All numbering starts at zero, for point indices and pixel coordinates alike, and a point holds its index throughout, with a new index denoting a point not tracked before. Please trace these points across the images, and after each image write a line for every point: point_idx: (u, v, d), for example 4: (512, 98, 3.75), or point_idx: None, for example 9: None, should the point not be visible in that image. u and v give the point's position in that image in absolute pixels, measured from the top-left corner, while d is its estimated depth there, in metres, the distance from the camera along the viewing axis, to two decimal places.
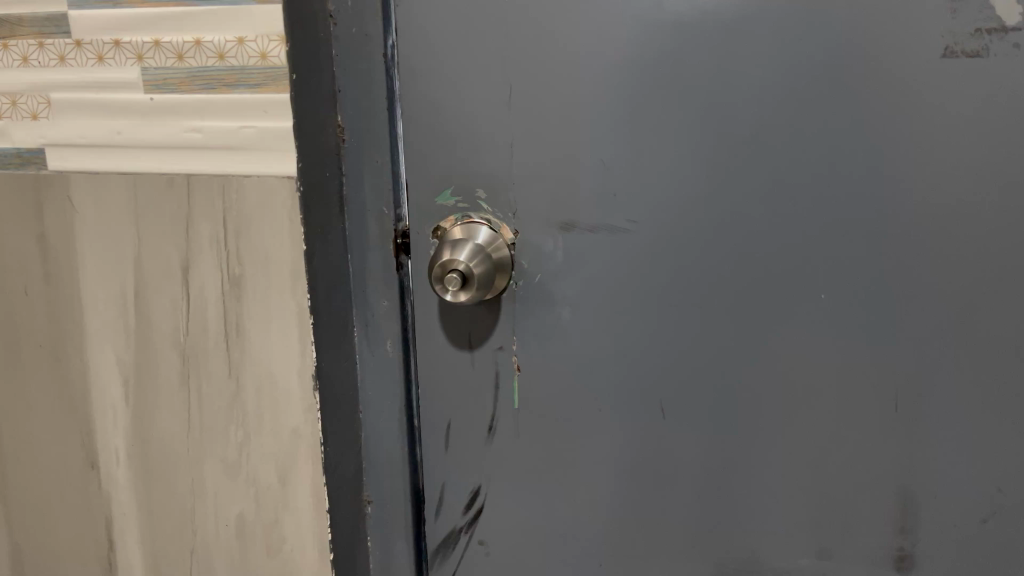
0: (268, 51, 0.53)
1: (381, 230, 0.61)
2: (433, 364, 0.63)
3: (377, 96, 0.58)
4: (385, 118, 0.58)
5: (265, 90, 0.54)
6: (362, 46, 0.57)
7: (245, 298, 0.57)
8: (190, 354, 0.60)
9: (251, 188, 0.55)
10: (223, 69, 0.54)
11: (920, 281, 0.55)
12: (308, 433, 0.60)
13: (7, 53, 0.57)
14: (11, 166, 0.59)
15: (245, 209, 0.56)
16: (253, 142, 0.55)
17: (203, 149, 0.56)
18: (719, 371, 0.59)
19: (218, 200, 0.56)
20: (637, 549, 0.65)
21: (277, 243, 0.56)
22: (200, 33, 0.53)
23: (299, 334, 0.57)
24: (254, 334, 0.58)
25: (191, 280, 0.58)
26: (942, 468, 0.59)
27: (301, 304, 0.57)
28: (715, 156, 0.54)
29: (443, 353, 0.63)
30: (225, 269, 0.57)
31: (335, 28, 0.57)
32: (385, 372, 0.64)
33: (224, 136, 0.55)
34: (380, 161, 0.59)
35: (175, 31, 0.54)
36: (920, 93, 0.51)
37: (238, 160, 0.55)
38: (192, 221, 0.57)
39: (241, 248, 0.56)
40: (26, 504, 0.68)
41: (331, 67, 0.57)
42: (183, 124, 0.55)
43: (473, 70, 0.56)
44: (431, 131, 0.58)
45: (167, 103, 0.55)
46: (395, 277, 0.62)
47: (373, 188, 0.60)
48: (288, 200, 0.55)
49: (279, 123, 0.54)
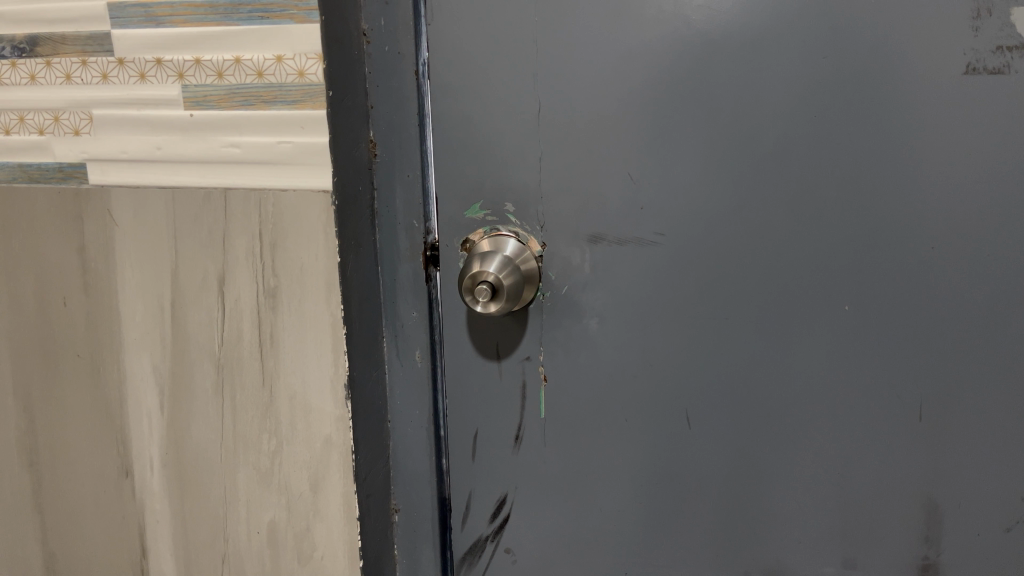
0: (306, 69, 0.54)
1: (412, 242, 0.63)
2: (461, 374, 0.65)
3: (409, 112, 0.60)
4: (416, 134, 0.60)
5: (303, 107, 0.55)
6: (394, 63, 0.59)
7: (279, 309, 0.59)
8: (225, 363, 0.61)
9: (287, 201, 0.56)
10: (262, 86, 0.55)
11: (944, 293, 0.56)
12: (340, 442, 0.61)
13: (51, 70, 0.59)
14: (53, 181, 0.61)
15: (281, 222, 0.57)
16: (290, 157, 0.56)
17: (241, 164, 0.57)
18: (744, 381, 0.60)
19: (254, 213, 0.57)
20: (662, 558, 0.66)
21: (313, 256, 0.57)
22: (239, 51, 0.55)
23: (333, 344, 0.59)
24: (289, 344, 0.59)
25: (226, 291, 0.59)
26: (965, 477, 0.59)
27: (335, 314, 0.58)
28: (742, 170, 0.56)
29: (471, 364, 0.64)
30: (260, 281, 0.58)
31: (368, 46, 0.59)
32: (414, 382, 0.66)
33: (262, 151, 0.56)
34: (411, 176, 0.61)
35: (215, 50, 0.56)
36: (944, 109, 0.52)
37: (275, 174, 0.57)
38: (228, 233, 0.58)
39: (276, 261, 0.58)
40: (61, 512, 0.70)
41: (365, 84, 0.59)
42: (221, 140, 0.57)
43: (503, 86, 0.57)
44: (462, 146, 0.59)
45: (207, 119, 0.57)
46: (424, 288, 0.63)
47: (404, 202, 0.62)
48: (322, 213, 0.56)
49: (315, 139, 0.55)
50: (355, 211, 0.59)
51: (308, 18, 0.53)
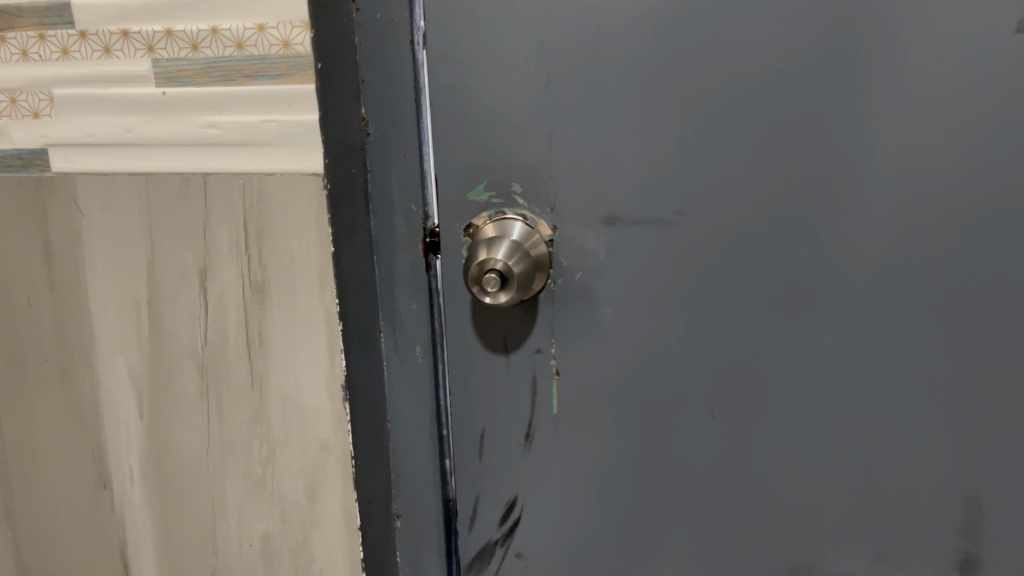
0: (291, 39, 0.49)
1: (410, 228, 0.58)
2: (466, 370, 0.60)
3: (404, 86, 0.55)
4: (411, 111, 0.55)
5: (288, 81, 0.50)
6: (388, 31, 0.53)
7: (268, 305, 0.54)
8: (209, 365, 0.56)
9: (273, 186, 0.51)
10: (242, 59, 0.50)
11: (995, 276, 0.51)
12: (338, 445, 0.56)
13: (5, 46, 0.53)
14: (13, 169, 0.55)
15: (268, 209, 0.52)
16: (276, 137, 0.51)
17: (221, 146, 0.52)
18: (773, 370, 0.56)
19: (237, 200, 0.52)
20: (683, 558, 0.62)
21: (305, 245, 0.52)
22: (216, 20, 0.49)
23: (328, 341, 0.54)
24: (281, 342, 0.54)
25: (209, 287, 0.54)
26: (1008, 470, 0.55)
27: (330, 308, 0.53)
28: (772, 143, 0.51)
29: (477, 359, 0.59)
30: (246, 275, 0.53)
31: (357, 13, 0.53)
32: (415, 378, 0.61)
33: (244, 132, 0.51)
34: (406, 157, 0.56)
35: (188, 19, 0.50)
36: (1000, 72, 0.46)
37: (260, 157, 0.51)
38: (209, 223, 0.53)
39: (262, 252, 0.53)
40: (34, 527, 0.65)
41: (355, 56, 0.54)
42: (198, 120, 0.51)
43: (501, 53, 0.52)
44: (463, 123, 0.54)
45: (181, 97, 0.51)
46: (424, 279, 0.59)
47: (400, 185, 0.57)
48: (314, 198, 0.51)
49: (303, 117, 0.50)
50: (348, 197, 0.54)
51: None
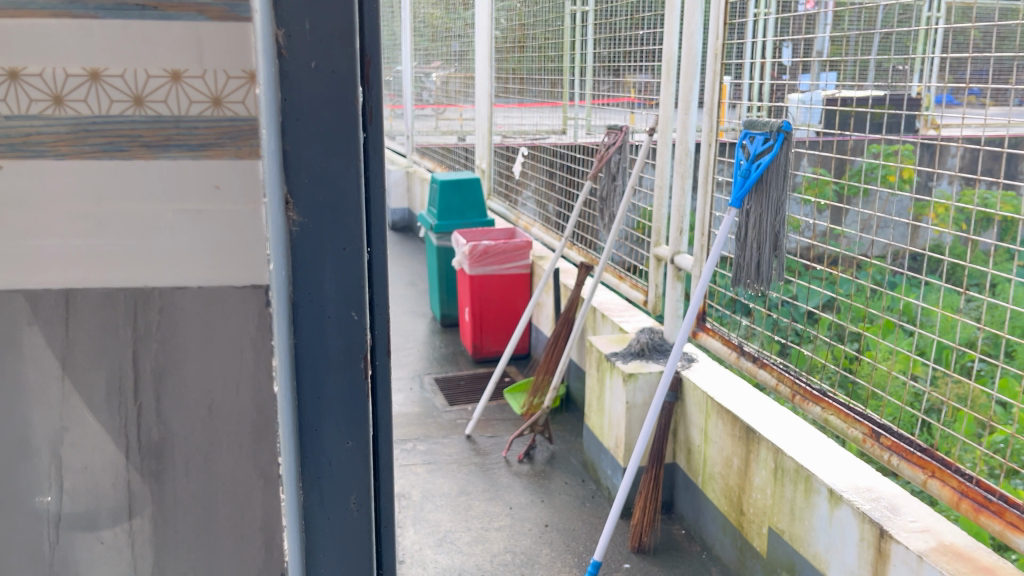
0: (223, 95, 0.46)
1: (348, 342, 0.53)
2: (365, 505, 0.56)
3: (343, 149, 0.51)
4: (339, 285, 0.52)
5: (219, 153, 0.46)
6: (328, 84, 0.49)
7: (167, 496, 0.50)
8: (66, 561, 0.51)
9: (182, 306, 0.48)
10: (144, 121, 0.46)
11: None
12: (253, 569, 0.52)
13: None
14: None
15: (171, 364, 0.49)
16: (188, 220, 0.47)
17: (76, 252, 0.47)
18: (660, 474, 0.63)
19: (128, 346, 0.48)
20: None
21: (237, 379, 0.49)
22: (95, 63, 0.45)
23: (267, 526, 0.51)
24: (192, 482, 0.50)
25: (70, 479, 0.50)
26: None
27: (269, 484, 0.51)
28: None
29: (380, 493, 0.57)
30: (134, 459, 0.50)
31: (282, 48, 0.49)
32: (341, 499, 0.55)
33: (124, 229, 0.47)
34: (349, 329, 0.53)
35: (60, 59, 0.44)
36: None
37: (165, 283, 0.47)
38: (70, 403, 0.49)
39: (167, 420, 0.49)
40: None
41: (281, 96, 0.49)
42: (74, 211, 0.46)
43: (288, 161, 0.50)
44: (330, 306, 0.53)
45: (44, 170, 0.46)
46: (360, 386, 0.55)
47: (336, 271, 0.52)
48: (247, 350, 0.48)
49: (238, 206, 0.47)
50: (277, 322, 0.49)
51: (227, 13, 0.45)
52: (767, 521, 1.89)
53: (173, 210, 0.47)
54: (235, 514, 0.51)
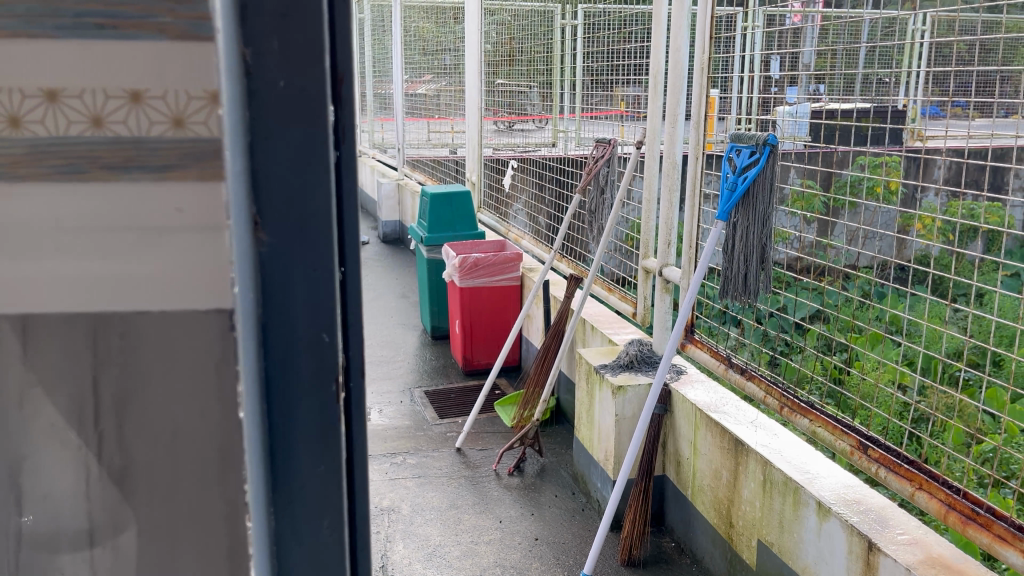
0: (185, 114, 0.41)
1: (318, 365, 0.50)
2: (342, 541, 0.52)
3: (315, 165, 0.48)
4: (309, 308, 0.49)
5: (181, 176, 0.42)
6: (296, 102, 0.46)
7: (127, 527, 0.46)
8: None
9: (144, 329, 0.44)
10: (104, 142, 0.42)
11: None
12: None
13: None
14: None
15: (131, 388, 0.45)
16: (148, 243, 0.43)
17: (32, 286, 0.43)
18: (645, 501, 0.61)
19: (85, 365, 0.44)
20: None
21: (202, 401, 0.45)
22: (53, 83, 0.41)
23: (233, 561, 0.47)
24: (155, 507, 0.46)
25: (21, 506, 0.45)
26: None
27: (236, 517, 0.47)
28: None
29: (354, 522, 0.55)
30: (90, 488, 0.46)
31: (248, 59, 0.46)
32: (313, 532, 0.52)
33: (82, 256, 0.43)
34: (321, 353, 0.50)
35: (15, 79, 0.41)
36: None
37: (124, 313, 0.44)
38: (24, 421, 0.45)
39: (126, 448, 0.45)
40: None
41: (248, 114, 0.46)
42: (27, 238, 0.43)
43: (255, 178, 0.47)
44: (299, 331, 0.50)
45: None
46: (333, 411, 0.51)
47: (307, 294, 0.49)
48: (212, 372, 0.45)
49: (200, 228, 0.43)
50: (243, 348, 0.46)
51: (188, 32, 0.41)
52: (757, 533, 1.89)
53: (131, 235, 0.43)
54: (200, 548, 0.47)
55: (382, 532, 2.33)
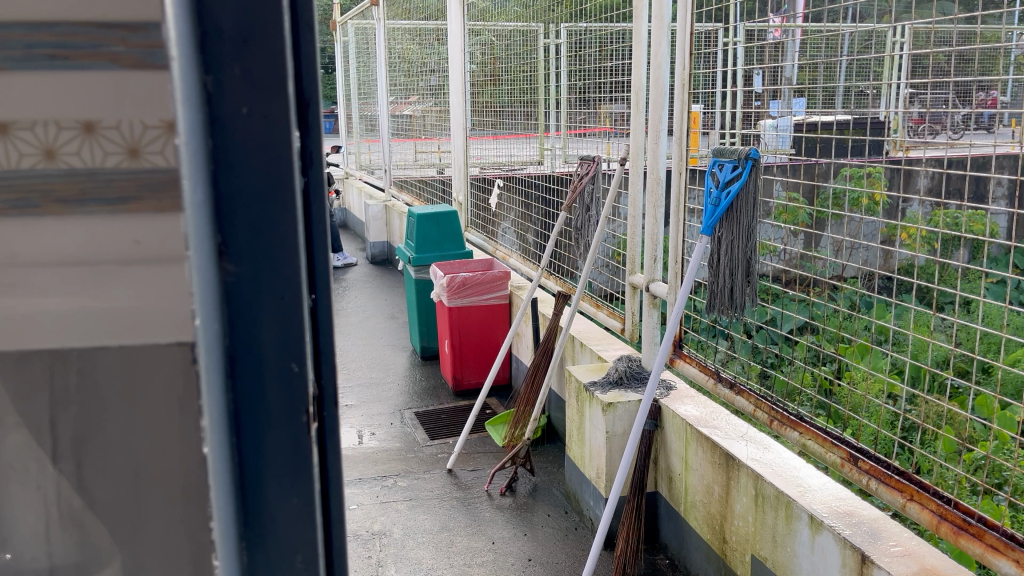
0: (139, 144, 0.41)
1: (288, 396, 0.49)
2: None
3: (279, 191, 0.47)
4: (278, 338, 0.48)
5: (139, 206, 0.42)
6: (260, 129, 0.46)
7: (93, 562, 0.46)
8: None
9: (100, 365, 0.44)
10: (56, 175, 0.42)
11: None
12: None
13: None
14: None
15: (90, 425, 0.44)
16: (107, 277, 0.43)
17: None
18: None
19: (43, 402, 0.44)
20: None
21: (163, 437, 0.45)
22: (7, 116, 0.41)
23: None
24: (120, 541, 0.46)
25: None
26: None
27: (203, 550, 0.46)
28: None
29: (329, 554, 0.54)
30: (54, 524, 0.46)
31: (209, 85, 0.45)
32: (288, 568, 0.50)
33: (41, 291, 0.43)
34: (291, 384, 0.49)
35: None
36: None
37: (84, 347, 0.43)
38: None
39: (89, 484, 0.45)
40: None
41: (208, 140, 0.46)
42: None
43: (218, 205, 0.46)
44: (268, 362, 0.49)
45: None
46: (303, 443, 0.50)
47: (275, 322, 0.48)
48: (174, 406, 0.44)
49: (158, 260, 0.42)
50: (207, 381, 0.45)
51: (142, 62, 0.41)
52: (751, 548, 1.87)
53: (89, 268, 0.42)
54: None
55: (375, 557, 2.30)
